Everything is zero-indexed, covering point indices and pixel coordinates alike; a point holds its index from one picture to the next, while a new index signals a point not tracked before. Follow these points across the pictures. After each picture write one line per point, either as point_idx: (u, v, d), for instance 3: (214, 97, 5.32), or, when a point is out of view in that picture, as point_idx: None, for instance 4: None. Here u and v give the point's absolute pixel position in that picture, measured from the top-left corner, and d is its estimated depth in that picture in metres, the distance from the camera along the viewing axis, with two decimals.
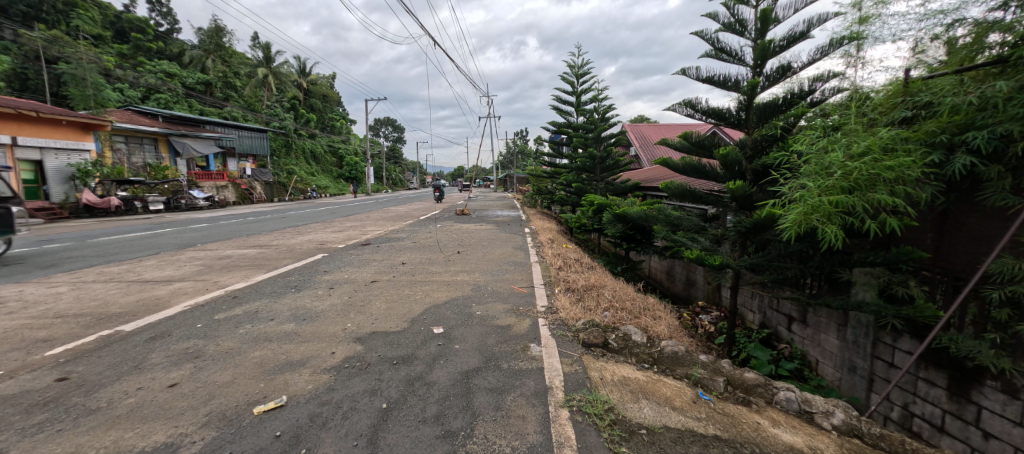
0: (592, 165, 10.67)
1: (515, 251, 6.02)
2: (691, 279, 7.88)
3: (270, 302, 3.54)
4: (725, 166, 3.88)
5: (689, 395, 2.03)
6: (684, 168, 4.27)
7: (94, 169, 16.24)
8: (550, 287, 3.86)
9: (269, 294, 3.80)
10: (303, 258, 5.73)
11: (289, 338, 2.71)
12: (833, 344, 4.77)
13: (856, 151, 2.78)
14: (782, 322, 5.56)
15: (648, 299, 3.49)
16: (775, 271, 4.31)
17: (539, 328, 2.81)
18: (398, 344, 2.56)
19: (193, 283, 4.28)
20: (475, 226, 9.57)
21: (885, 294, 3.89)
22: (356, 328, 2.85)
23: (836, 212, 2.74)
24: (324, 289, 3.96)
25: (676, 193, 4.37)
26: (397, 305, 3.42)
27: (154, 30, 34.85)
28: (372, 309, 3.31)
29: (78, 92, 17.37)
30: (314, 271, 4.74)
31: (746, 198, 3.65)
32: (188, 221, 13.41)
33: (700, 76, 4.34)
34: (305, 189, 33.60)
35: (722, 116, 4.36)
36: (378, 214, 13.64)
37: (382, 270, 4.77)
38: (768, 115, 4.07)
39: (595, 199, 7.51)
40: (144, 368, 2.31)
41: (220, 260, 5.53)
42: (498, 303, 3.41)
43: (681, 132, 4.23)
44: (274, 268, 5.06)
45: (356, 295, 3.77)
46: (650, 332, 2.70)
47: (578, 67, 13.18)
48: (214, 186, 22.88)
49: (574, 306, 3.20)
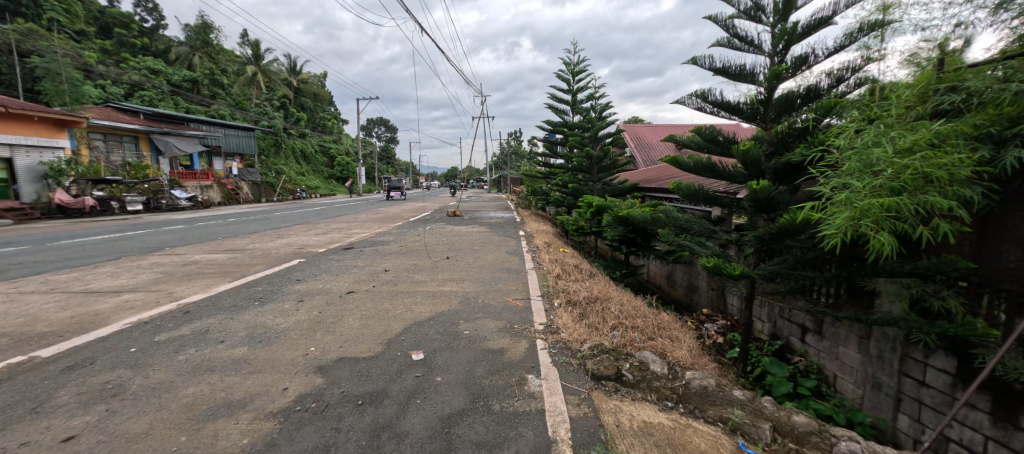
0: (588, 165, 10.27)
1: (509, 256, 5.56)
2: (694, 284, 7.50)
3: (227, 319, 3.07)
4: (744, 164, 3.47)
5: (728, 447, 1.61)
6: (696, 166, 3.88)
7: (68, 168, 15.56)
8: (548, 300, 3.42)
9: (227, 308, 3.32)
10: (277, 263, 5.23)
11: (236, 368, 2.25)
12: (853, 359, 4.39)
13: (905, 146, 2.36)
14: (795, 333, 5.18)
15: (660, 314, 3.06)
16: (797, 280, 3.91)
17: (539, 353, 2.37)
18: (367, 376, 2.12)
19: (145, 294, 3.78)
20: (466, 228, 9.12)
21: (917, 306, 3.52)
22: (319, 353, 2.40)
23: (886, 218, 2.33)
24: (292, 302, 3.49)
25: (688, 194, 3.99)
26: (373, 322, 2.96)
27: (138, 25, 34.07)
28: (343, 328, 2.84)
29: (52, 87, 16.65)
30: (286, 279, 4.26)
31: (770, 200, 3.23)
32: (164, 222, 12.78)
33: (713, 66, 3.94)
34: (294, 189, 32.84)
35: (736, 110, 3.91)
36: (366, 215, 13.13)
37: (362, 279, 4.29)
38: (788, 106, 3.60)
39: (594, 200, 7.10)
40: (42, 412, 1.84)
41: (184, 267, 5.02)
42: (489, 319, 2.97)
43: (694, 127, 3.80)
44: (242, 275, 4.57)
45: (328, 309, 3.29)
46: (670, 359, 2.27)
47: (573, 65, 12.83)
48: (197, 186, 22.19)
49: (578, 325, 2.76)
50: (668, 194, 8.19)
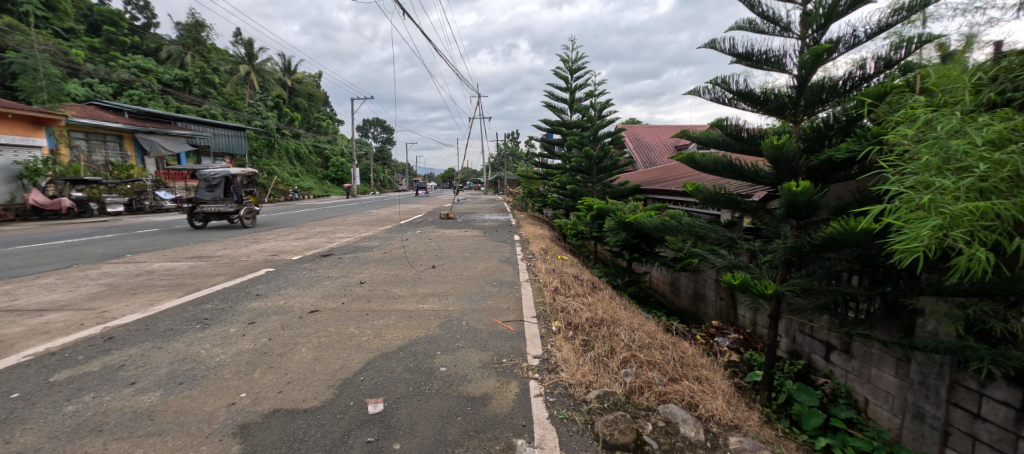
0: (588, 166, 9.72)
1: (502, 265, 5.02)
2: (701, 293, 7.00)
3: (153, 350, 2.52)
4: (774, 163, 2.93)
5: None
6: (715, 165, 3.39)
7: (43, 167, 15.12)
8: (545, 323, 2.89)
9: (160, 334, 2.77)
10: (241, 274, 4.68)
11: (132, 426, 1.71)
12: (890, 383, 3.87)
13: (994, 135, 1.82)
14: (819, 351, 4.68)
15: (682, 343, 2.53)
16: (831, 296, 3.38)
17: (533, 402, 1.84)
18: (301, 442, 1.59)
19: (72, 313, 3.23)
20: (458, 232, 8.58)
21: (975, 329, 3.00)
22: (249, 403, 1.86)
23: (982, 227, 1.78)
24: (241, 324, 2.94)
25: (708, 198, 3.51)
26: (331, 353, 2.42)
27: (129, 23, 33.53)
28: (290, 362, 2.29)
29: (30, 83, 16.04)
30: (243, 294, 3.71)
31: (809, 204, 2.70)
32: (143, 225, 12.20)
33: (735, 51, 3.42)
34: (286, 190, 32.15)
35: (761, 102, 3.37)
36: (355, 217, 12.58)
37: (331, 293, 3.75)
38: (826, 96, 3.06)
39: (594, 203, 6.57)
40: None
41: (135, 279, 4.47)
42: (472, 350, 2.44)
43: (714, 120, 3.32)
44: (196, 289, 4.02)
45: (280, 334, 2.74)
46: (702, 414, 1.76)
47: (572, 61, 12.32)
48: (185, 186, 21.62)
49: (582, 359, 2.22)
50: (673, 197, 7.65)
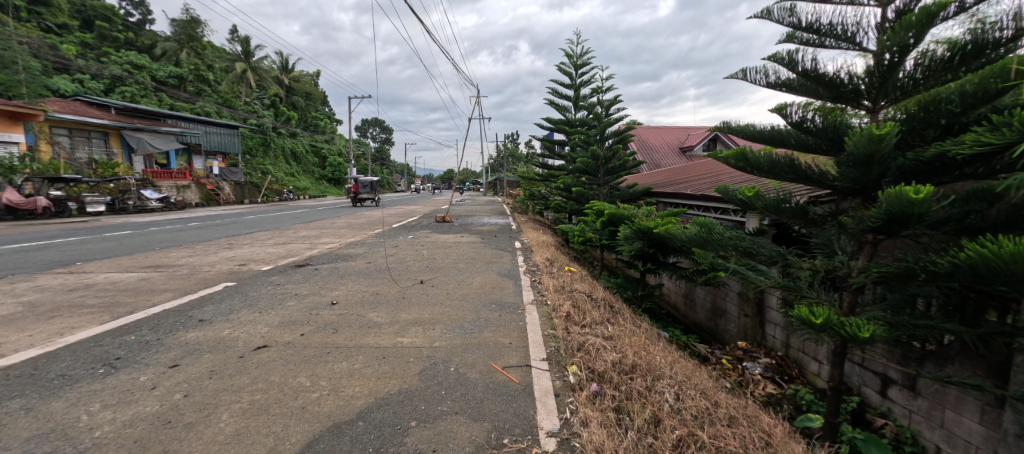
0: (594, 167, 8.92)
1: (502, 280, 4.30)
2: (722, 308, 6.33)
3: (18, 413, 1.81)
4: (861, 162, 2.24)
5: None
6: (774, 164, 2.73)
7: (20, 164, 14.40)
8: (561, 370, 2.20)
9: (42, 384, 2.06)
10: (193, 289, 3.96)
11: None
12: (972, 430, 3.18)
13: None
14: (872, 384, 4.00)
15: (753, 414, 1.85)
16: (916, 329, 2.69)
17: None
18: None
19: None
20: (454, 238, 7.87)
21: None
22: None
23: None
24: (157, 369, 2.22)
25: (765, 205, 2.76)
26: (259, 423, 1.71)
27: (122, 20, 32.99)
28: (193, 442, 1.58)
29: (8, 77, 15.42)
30: (181, 320, 2.99)
31: (918, 218, 1.99)
32: (122, 226, 11.53)
33: (795, 21, 2.71)
34: (281, 190, 31.36)
35: (833, 83, 2.66)
36: (346, 220, 11.90)
37: (291, 319, 3.03)
38: (936, 71, 2.31)
39: (605, 208, 5.87)
40: None
41: (65, 296, 3.75)
42: (461, 419, 1.73)
43: (776, 105, 2.61)
44: (129, 310, 3.30)
45: (203, 386, 2.02)
46: None
47: (576, 57, 11.65)
48: (173, 185, 20.92)
49: (622, 444, 1.53)
50: (690, 201, 7.03)
